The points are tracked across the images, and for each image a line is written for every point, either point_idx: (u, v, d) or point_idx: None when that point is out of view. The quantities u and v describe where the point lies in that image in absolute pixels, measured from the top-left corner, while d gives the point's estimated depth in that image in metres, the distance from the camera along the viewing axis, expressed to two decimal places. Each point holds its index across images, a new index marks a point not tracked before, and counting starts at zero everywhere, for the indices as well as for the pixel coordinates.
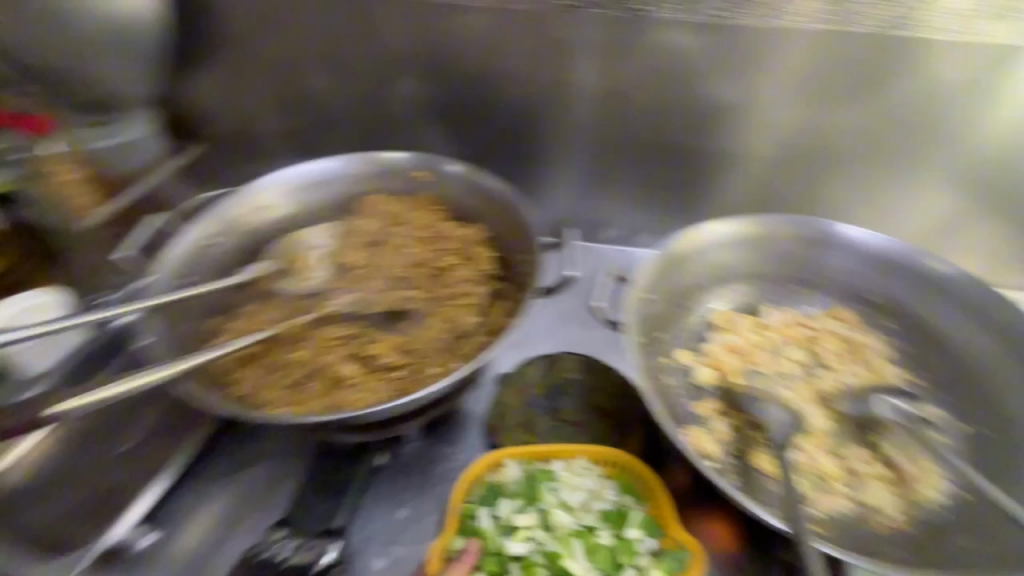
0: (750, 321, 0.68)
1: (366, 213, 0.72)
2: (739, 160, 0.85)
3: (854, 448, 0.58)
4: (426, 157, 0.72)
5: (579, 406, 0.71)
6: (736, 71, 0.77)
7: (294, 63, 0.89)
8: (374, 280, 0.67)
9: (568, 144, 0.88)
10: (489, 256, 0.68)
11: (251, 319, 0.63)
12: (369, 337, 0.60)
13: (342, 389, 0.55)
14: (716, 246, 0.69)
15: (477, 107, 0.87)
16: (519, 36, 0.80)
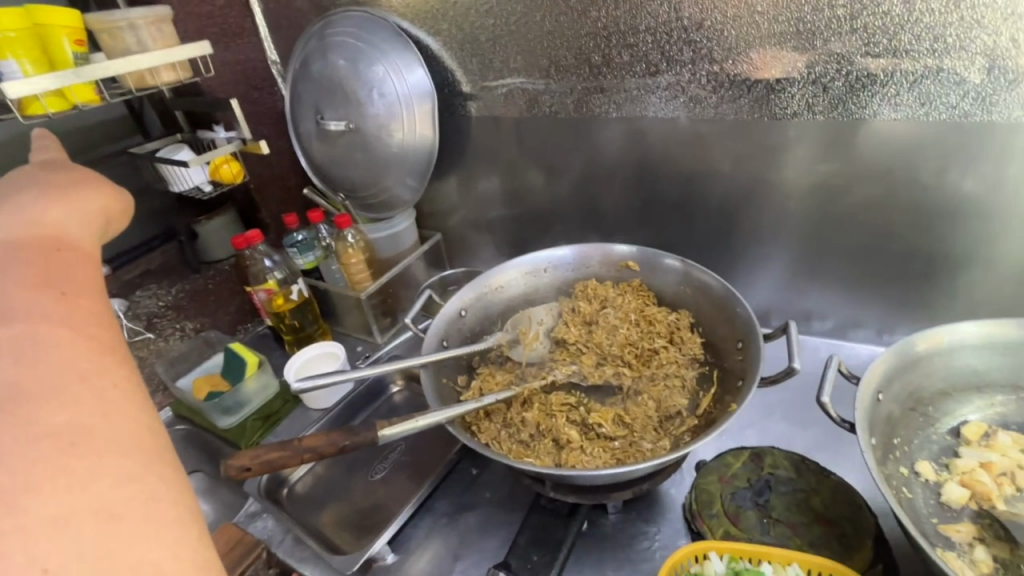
0: (1014, 438, 0.60)
1: (582, 296, 0.82)
2: (983, 259, 0.78)
3: None
4: (640, 249, 0.82)
5: (791, 507, 0.67)
6: (970, 161, 0.73)
7: (523, 171, 1.07)
8: (591, 356, 0.76)
9: (774, 239, 0.90)
10: (697, 342, 0.74)
11: (489, 380, 0.76)
12: (587, 407, 0.68)
13: (569, 450, 0.63)
14: (970, 351, 0.61)
15: (683, 203, 0.95)
16: (730, 142, 0.86)
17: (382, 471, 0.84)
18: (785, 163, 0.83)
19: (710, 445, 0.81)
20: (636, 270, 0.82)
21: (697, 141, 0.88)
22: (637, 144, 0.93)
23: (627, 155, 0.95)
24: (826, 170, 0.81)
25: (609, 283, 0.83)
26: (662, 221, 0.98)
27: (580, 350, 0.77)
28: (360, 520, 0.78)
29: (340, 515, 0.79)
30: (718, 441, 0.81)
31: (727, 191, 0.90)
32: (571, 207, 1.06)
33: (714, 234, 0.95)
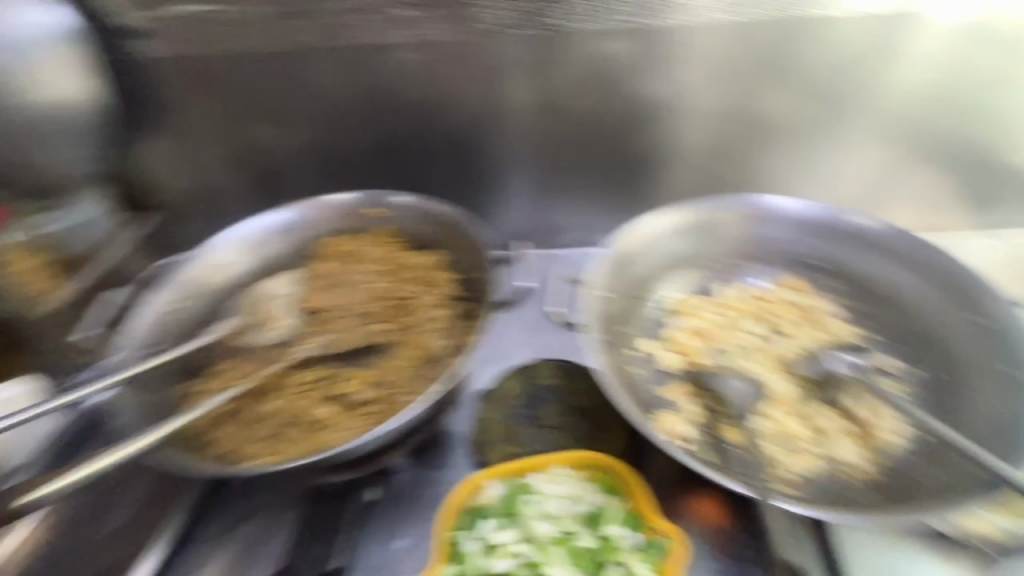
0: (709, 301, 0.70)
1: (330, 254, 0.75)
2: (678, 152, 0.89)
3: (819, 408, 0.59)
4: (373, 194, 0.75)
5: (558, 411, 0.72)
6: (660, 65, 0.81)
7: (238, 121, 0.90)
8: (342, 321, 0.69)
9: (516, 161, 0.92)
10: (449, 278, 0.70)
11: (225, 377, 0.65)
12: (340, 377, 0.64)
13: (320, 429, 0.59)
14: (660, 240, 0.70)
15: (423, 136, 0.90)
16: (450, 66, 0.82)
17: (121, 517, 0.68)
18: (505, 82, 0.83)
19: (489, 374, 0.82)
20: (379, 214, 0.75)
21: (420, 67, 0.82)
22: (358, 74, 0.84)
23: (350, 89, 0.85)
24: (541, 84, 0.83)
25: (354, 233, 0.75)
26: (409, 160, 0.93)
27: (331, 316, 0.70)
28: None
29: None
30: (496, 369, 0.83)
31: (462, 118, 0.87)
32: (310, 158, 0.93)
33: (462, 164, 0.93)
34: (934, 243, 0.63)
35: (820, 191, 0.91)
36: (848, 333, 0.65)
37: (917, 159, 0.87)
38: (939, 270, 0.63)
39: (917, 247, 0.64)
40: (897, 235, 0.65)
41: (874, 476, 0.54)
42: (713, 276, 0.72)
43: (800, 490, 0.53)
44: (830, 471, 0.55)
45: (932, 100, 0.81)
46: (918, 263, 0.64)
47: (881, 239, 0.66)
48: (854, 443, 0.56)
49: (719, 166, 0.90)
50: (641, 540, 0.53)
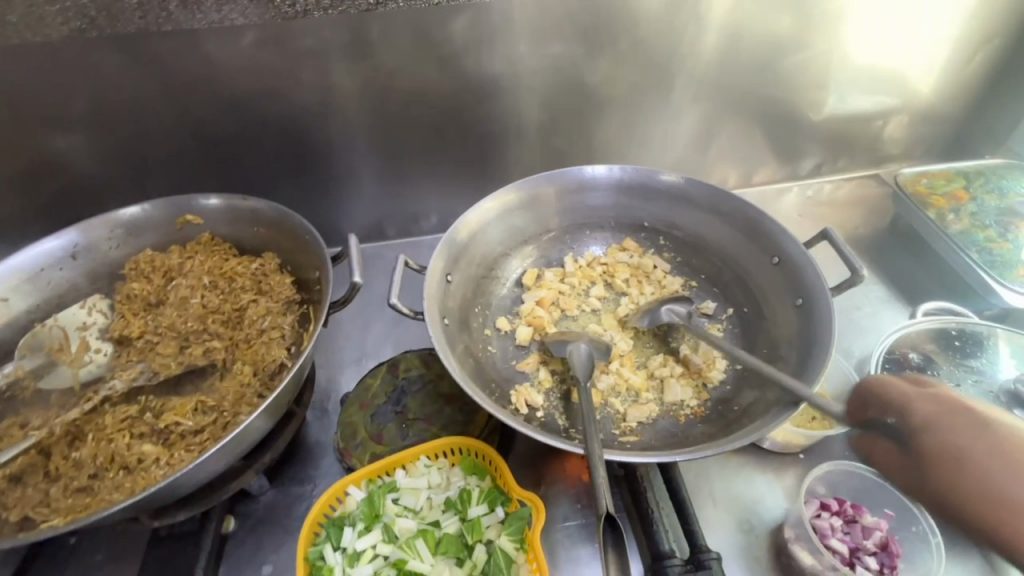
0: (554, 272, 0.73)
1: (141, 271, 0.66)
2: (519, 128, 0.90)
3: (656, 358, 0.64)
4: (184, 199, 0.68)
5: (424, 401, 0.71)
6: (487, 43, 0.80)
7: (5, 129, 0.75)
8: (164, 344, 0.62)
9: (357, 150, 0.87)
10: (286, 282, 0.66)
11: (15, 432, 0.55)
12: (162, 407, 0.56)
13: (142, 469, 0.51)
14: (492, 224, 0.68)
15: (246, 131, 0.82)
16: (261, 51, 0.75)
17: None
18: (327, 67, 0.78)
19: (354, 375, 0.79)
20: (200, 223, 0.68)
21: (226, 55, 0.75)
22: (151, 65, 0.74)
23: (146, 84, 0.75)
24: (366, 69, 0.79)
25: (172, 247, 0.68)
26: (236, 158, 0.84)
27: (149, 341, 0.62)
28: None
29: None
30: (361, 368, 0.80)
31: (287, 109, 0.81)
32: (115, 166, 0.82)
33: (298, 158, 0.86)
34: (730, 190, 0.67)
35: (653, 155, 0.98)
36: (676, 285, 0.71)
37: (729, 119, 0.95)
38: (736, 213, 0.67)
39: (718, 197, 0.68)
40: (700, 187, 0.69)
41: (703, 410, 0.60)
42: (556, 247, 0.75)
43: (641, 437, 0.57)
44: (664, 412, 0.60)
45: (733, 63, 0.89)
46: (720, 209, 0.68)
47: (689, 192, 0.70)
48: (686, 384, 0.61)
49: (560, 140, 0.93)
50: (503, 514, 0.54)
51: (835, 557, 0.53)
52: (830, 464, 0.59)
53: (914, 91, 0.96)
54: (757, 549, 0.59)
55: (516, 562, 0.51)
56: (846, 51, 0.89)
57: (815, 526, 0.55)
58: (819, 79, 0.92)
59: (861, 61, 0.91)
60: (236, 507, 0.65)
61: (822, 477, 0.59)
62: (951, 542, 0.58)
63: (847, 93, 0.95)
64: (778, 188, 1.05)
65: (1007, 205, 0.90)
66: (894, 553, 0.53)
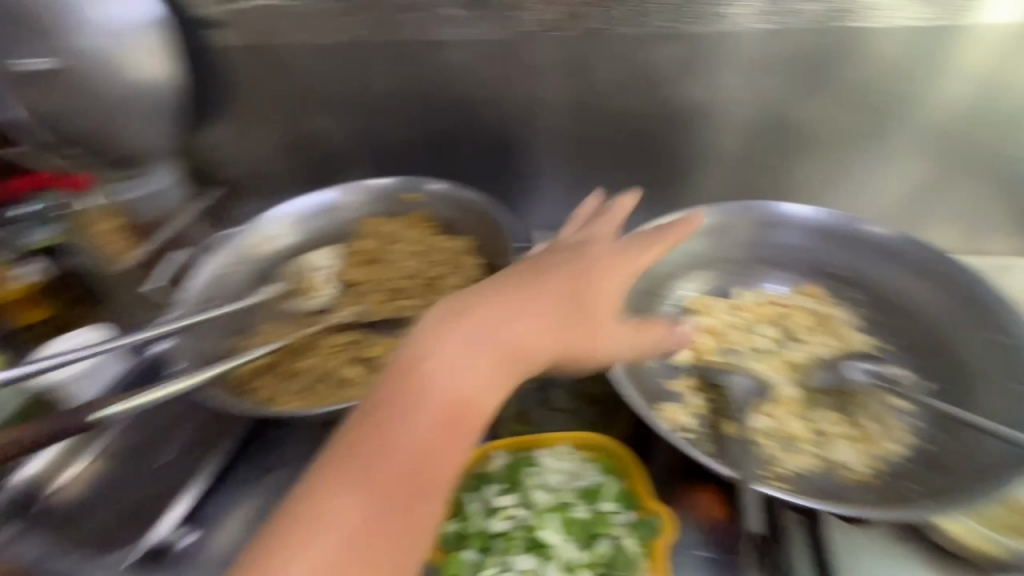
0: (724, 303, 0.71)
1: (368, 232, 0.80)
2: (710, 158, 0.90)
3: (824, 412, 0.60)
4: (412, 180, 0.81)
5: (570, 397, 0.75)
6: (700, 71, 0.83)
7: (296, 107, 0.97)
8: (374, 293, 0.75)
9: (552, 159, 0.95)
10: (477, 263, 0.76)
11: (266, 336, 0.71)
12: (369, 342, 0.68)
13: (349, 386, 0.63)
14: (678, 241, 0.71)
15: (464, 129, 0.95)
16: (495, 63, 0.87)
17: (168, 455, 0.76)
18: (545, 82, 0.87)
19: None
20: (417, 201, 0.82)
21: (466, 66, 0.88)
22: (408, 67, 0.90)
23: (399, 82, 0.91)
24: (579, 86, 0.87)
25: (393, 217, 0.82)
26: (450, 153, 0.98)
27: (365, 287, 0.75)
28: (142, 511, 0.70)
29: (119, 512, 0.70)
30: None
31: (502, 115, 0.92)
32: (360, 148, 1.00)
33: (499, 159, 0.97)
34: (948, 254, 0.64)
35: (855, 205, 0.90)
36: (861, 343, 0.66)
37: (961, 178, 0.85)
38: (949, 279, 0.64)
39: (930, 258, 0.66)
40: (911, 245, 0.67)
41: (871, 479, 0.55)
42: (731, 279, 0.74)
43: (794, 485, 0.55)
44: (825, 469, 0.56)
45: (979, 118, 0.79)
46: (931, 272, 0.66)
47: (898, 248, 0.67)
48: (855, 448, 0.57)
49: (752, 175, 0.91)
50: (632, 518, 0.56)
51: None
52: None
53: None
54: None
55: (639, 565, 0.53)
56: None
57: None
58: None
59: None
60: None
61: None
62: None
63: None
64: None
65: None
66: None
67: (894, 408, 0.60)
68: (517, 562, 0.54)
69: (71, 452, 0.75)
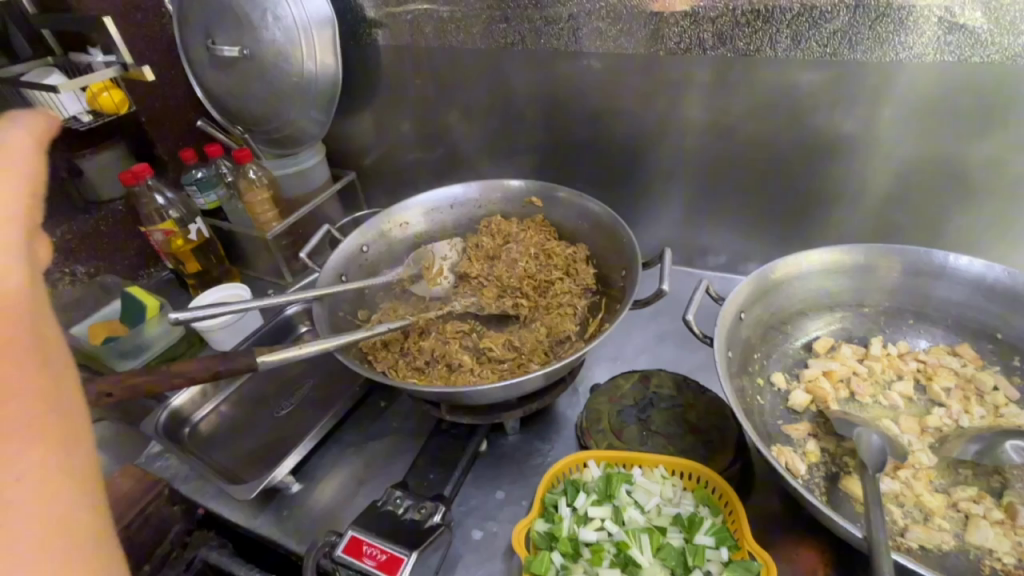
0: (855, 350, 0.67)
1: (487, 231, 0.83)
2: (849, 194, 0.84)
3: (966, 488, 0.54)
4: (537, 184, 0.83)
5: (668, 420, 0.73)
6: (857, 101, 0.77)
7: (436, 105, 1.04)
8: (489, 288, 0.78)
9: (676, 176, 0.94)
10: (590, 272, 0.77)
11: (388, 313, 0.77)
12: (482, 333, 0.71)
13: (460, 372, 0.66)
14: (810, 277, 0.67)
15: (590, 139, 0.96)
16: (631, 76, 0.87)
17: (287, 407, 0.84)
18: (681, 99, 0.86)
19: (606, 372, 0.86)
20: (539, 206, 0.84)
21: (603, 77, 0.89)
22: (545, 74, 0.92)
23: (534, 88, 0.94)
24: (715, 107, 0.85)
25: (514, 218, 0.85)
26: (573, 160, 1.00)
27: (482, 282, 0.79)
28: (265, 451, 0.78)
29: (244, 448, 0.79)
30: (615, 368, 0.86)
31: (632, 129, 0.92)
32: (489, 147, 1.05)
33: (621, 172, 0.97)
34: None
35: (1020, 261, 0.80)
36: (1018, 418, 0.58)
37: None
38: None
39: None
40: None
41: (1017, 572, 0.48)
42: (865, 325, 0.69)
43: (920, 562, 0.50)
44: (959, 550, 0.50)
45: None
46: None
47: None
48: (1000, 534, 0.50)
49: (901, 215, 0.83)
50: (727, 556, 0.54)
51: None
52: None
53: None
54: None
55: None
56: None
57: None
58: None
59: None
60: (490, 435, 0.78)
61: None
62: None
63: None
64: None
65: None
66: None
67: None
68: (603, 574, 0.53)
69: (206, 392, 0.84)
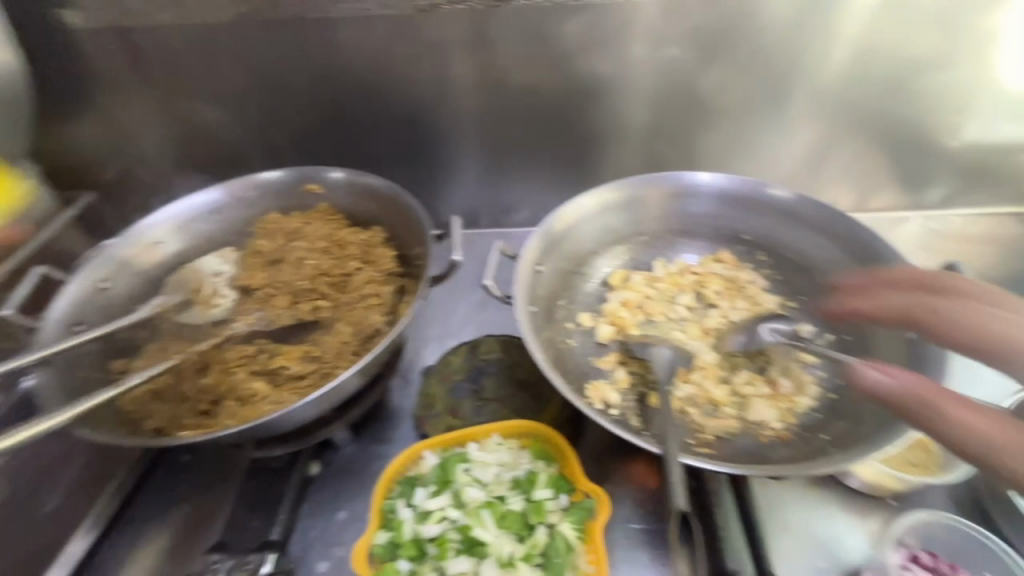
0: (643, 276, 0.72)
1: (269, 228, 0.74)
2: (619, 132, 0.90)
3: (742, 374, 0.62)
4: (309, 169, 0.75)
5: (499, 384, 0.73)
6: (606, 45, 0.81)
7: (173, 97, 0.87)
8: (279, 297, 0.69)
9: (464, 140, 0.92)
10: (390, 254, 0.71)
11: (154, 356, 0.63)
12: (277, 351, 0.63)
13: (255, 402, 0.57)
14: (591, 218, 0.70)
15: (366, 113, 0.89)
16: (392, 41, 0.81)
17: (53, 500, 0.66)
18: (448, 61, 0.83)
19: (436, 352, 0.83)
20: (322, 192, 0.75)
21: (360, 42, 0.81)
22: (295, 46, 0.82)
23: (286, 64, 0.83)
24: (481, 65, 0.83)
25: (295, 212, 0.75)
26: (355, 139, 0.92)
27: (270, 292, 0.70)
28: (26, 568, 0.61)
29: None
30: (444, 345, 0.84)
31: (407, 97, 0.87)
32: (253, 137, 0.91)
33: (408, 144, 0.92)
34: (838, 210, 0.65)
35: (756, 169, 0.94)
36: (770, 302, 0.68)
37: (849, 137, 0.89)
38: (844, 234, 0.65)
39: (821, 215, 0.66)
40: (804, 204, 0.67)
41: (784, 434, 0.57)
42: (648, 250, 0.74)
43: (718, 450, 0.56)
44: (743, 429, 0.58)
45: (861, 80, 0.83)
46: (828, 229, 0.66)
47: (794, 208, 0.68)
48: (770, 406, 0.59)
49: (664, 146, 0.92)
50: (567, 501, 0.56)
51: None
52: (921, 513, 0.55)
53: None
54: None
55: (575, 550, 0.53)
56: (1001, 73, 0.81)
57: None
58: (961, 101, 0.84)
59: (1016, 87, 0.82)
60: (322, 454, 0.70)
61: (912, 528, 0.55)
62: None
63: (996, 122, 0.86)
64: (895, 217, 0.97)
65: None
66: None
67: (804, 364, 0.62)
68: (451, 566, 0.52)
69: None
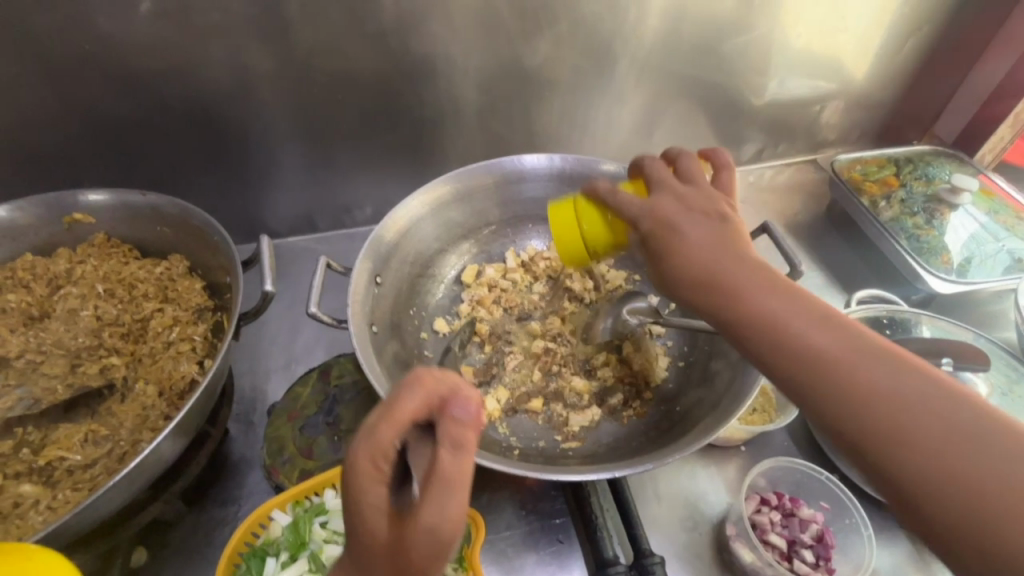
0: (498, 269, 0.70)
1: (23, 277, 0.58)
2: (452, 116, 0.85)
3: (600, 356, 0.63)
4: (56, 196, 0.59)
5: (359, 411, 0.65)
6: (420, 21, 0.74)
7: None
8: (45, 362, 0.54)
9: (279, 135, 0.81)
10: (196, 288, 0.60)
11: None
12: (49, 438, 0.50)
13: (17, 514, 0.45)
14: (421, 222, 0.64)
15: (149, 113, 0.74)
16: (158, 27, 0.68)
17: None
18: (240, 45, 0.71)
19: (282, 383, 0.72)
20: (91, 222, 0.61)
21: (116, 33, 0.67)
22: (30, 33, 0.65)
23: (24, 57, 0.67)
24: (285, 50, 0.73)
25: (60, 250, 0.61)
26: (143, 145, 0.77)
27: (30, 360, 0.54)
28: None
29: None
30: (291, 374, 0.74)
31: (197, 92, 0.74)
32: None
33: (213, 144, 0.79)
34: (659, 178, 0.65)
35: (596, 139, 0.95)
36: (622, 281, 0.69)
37: (673, 102, 0.93)
38: None
39: None
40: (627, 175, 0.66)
41: (644, 412, 0.59)
42: (497, 241, 0.71)
43: (584, 442, 0.57)
44: (606, 413, 0.59)
45: (673, 47, 0.85)
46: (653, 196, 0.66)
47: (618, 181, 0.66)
48: (626, 384, 0.60)
49: (499, 124, 0.88)
50: None
51: (771, 552, 0.54)
52: (773, 460, 0.59)
53: (852, 77, 0.97)
54: (698, 548, 0.58)
55: None
56: (785, 34, 0.88)
57: (755, 521, 0.55)
58: (759, 62, 0.91)
59: (801, 44, 0.90)
60: (150, 537, 0.58)
61: (764, 472, 0.59)
62: (880, 527, 0.59)
63: (786, 78, 0.94)
64: None
65: (934, 191, 0.87)
66: (829, 544, 0.54)
67: (653, 335, 0.64)
68: None
69: None
